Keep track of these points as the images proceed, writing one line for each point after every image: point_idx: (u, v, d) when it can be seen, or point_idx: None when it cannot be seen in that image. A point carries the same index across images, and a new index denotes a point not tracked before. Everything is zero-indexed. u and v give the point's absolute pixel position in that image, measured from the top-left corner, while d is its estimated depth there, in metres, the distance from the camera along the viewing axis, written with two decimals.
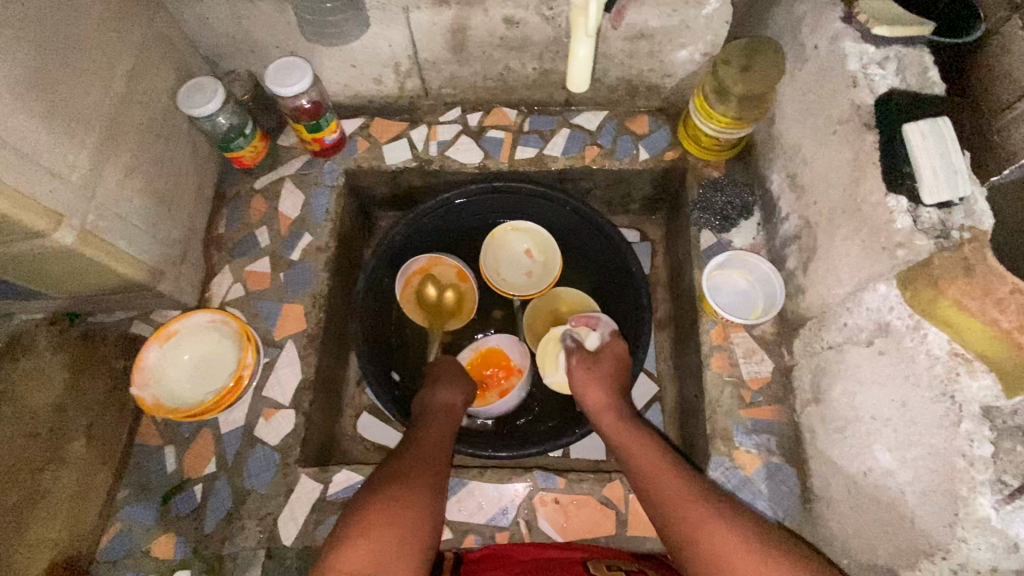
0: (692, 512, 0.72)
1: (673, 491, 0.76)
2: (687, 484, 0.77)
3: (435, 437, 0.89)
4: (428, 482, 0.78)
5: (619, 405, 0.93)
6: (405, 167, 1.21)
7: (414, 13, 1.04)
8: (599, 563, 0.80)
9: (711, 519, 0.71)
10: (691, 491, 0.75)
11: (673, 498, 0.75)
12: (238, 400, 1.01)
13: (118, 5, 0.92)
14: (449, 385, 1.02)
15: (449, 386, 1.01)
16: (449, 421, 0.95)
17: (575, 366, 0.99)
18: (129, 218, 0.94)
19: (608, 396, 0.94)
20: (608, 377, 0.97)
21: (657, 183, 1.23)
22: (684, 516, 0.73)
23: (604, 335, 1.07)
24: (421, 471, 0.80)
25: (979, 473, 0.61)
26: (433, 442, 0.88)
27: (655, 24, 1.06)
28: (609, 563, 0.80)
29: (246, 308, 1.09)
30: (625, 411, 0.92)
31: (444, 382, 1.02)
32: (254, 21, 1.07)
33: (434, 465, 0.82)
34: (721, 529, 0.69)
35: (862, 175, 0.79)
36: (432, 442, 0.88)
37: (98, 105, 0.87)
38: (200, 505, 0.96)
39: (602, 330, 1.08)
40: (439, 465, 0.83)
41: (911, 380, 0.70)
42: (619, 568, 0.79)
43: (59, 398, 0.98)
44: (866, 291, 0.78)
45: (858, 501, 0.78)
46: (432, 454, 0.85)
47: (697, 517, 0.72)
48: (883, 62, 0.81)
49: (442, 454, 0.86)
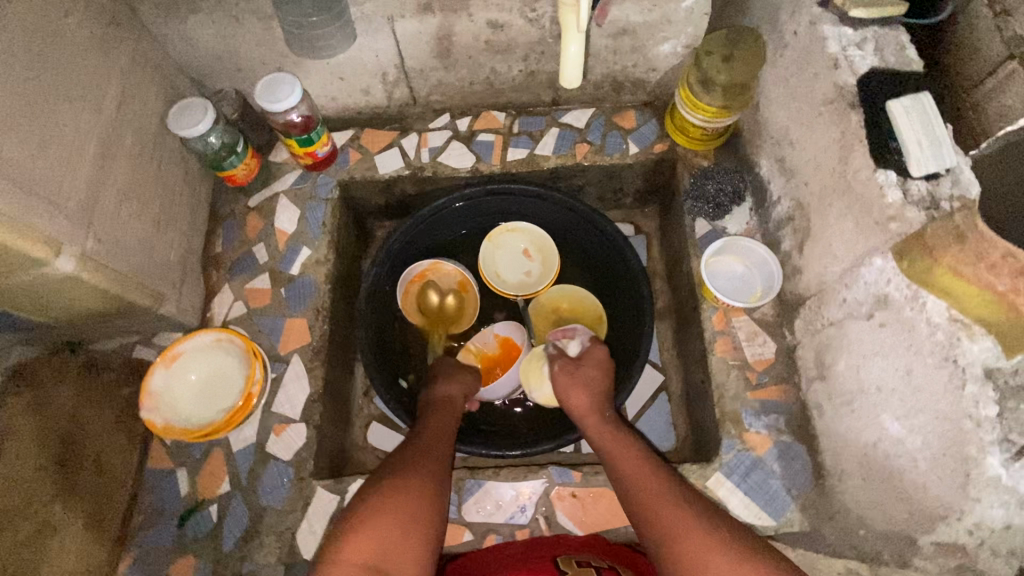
0: (673, 512, 0.74)
1: (657, 492, 0.77)
2: (673, 487, 0.78)
3: (438, 434, 0.89)
4: (429, 479, 0.78)
5: (603, 409, 0.94)
6: (398, 175, 1.22)
7: (399, 22, 1.05)
8: (569, 560, 0.80)
9: (693, 521, 0.72)
10: (675, 492, 0.77)
11: (655, 499, 0.77)
12: (249, 417, 1.01)
13: (103, 32, 0.92)
14: (455, 382, 1.02)
15: (454, 383, 1.02)
16: (451, 417, 0.95)
17: (560, 375, 0.98)
18: (127, 242, 0.93)
19: (594, 401, 0.94)
20: (595, 383, 0.97)
21: (647, 176, 1.25)
22: (666, 517, 0.74)
23: (586, 342, 1.06)
24: (423, 466, 0.80)
25: (987, 433, 0.63)
26: (436, 440, 0.88)
27: (637, 19, 1.08)
28: (580, 559, 0.81)
29: (248, 326, 1.09)
30: (610, 415, 0.93)
31: (448, 378, 1.02)
32: (240, 40, 1.07)
33: (435, 463, 0.82)
34: (700, 530, 0.71)
35: (850, 153, 0.81)
36: (435, 439, 0.88)
37: (89, 130, 0.87)
38: (216, 525, 0.96)
39: (581, 338, 1.07)
40: (441, 463, 0.83)
41: (914, 348, 0.72)
42: (590, 564, 0.80)
43: (65, 427, 0.97)
44: (862, 266, 0.80)
45: (871, 471, 0.79)
46: (434, 450, 0.85)
47: (678, 517, 0.73)
48: (861, 44, 0.83)
49: (444, 450, 0.86)
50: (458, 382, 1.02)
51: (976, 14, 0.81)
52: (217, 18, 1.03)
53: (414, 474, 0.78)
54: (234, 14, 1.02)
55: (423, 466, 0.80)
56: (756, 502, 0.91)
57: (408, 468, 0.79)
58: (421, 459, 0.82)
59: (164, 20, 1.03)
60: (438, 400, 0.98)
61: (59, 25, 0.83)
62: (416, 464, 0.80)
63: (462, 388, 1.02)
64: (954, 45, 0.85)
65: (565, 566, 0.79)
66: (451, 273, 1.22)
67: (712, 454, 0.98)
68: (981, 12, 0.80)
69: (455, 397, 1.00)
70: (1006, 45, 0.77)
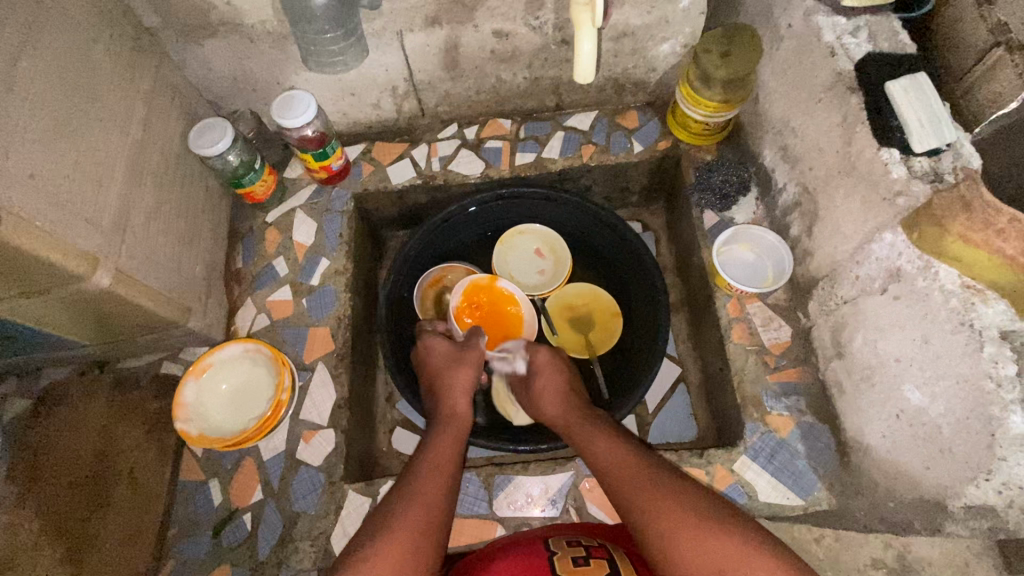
0: (664, 497, 0.73)
1: (648, 476, 0.77)
2: (666, 472, 0.77)
3: (445, 433, 0.89)
4: (438, 487, 0.78)
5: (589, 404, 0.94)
6: (410, 185, 1.25)
7: (409, 36, 1.09)
8: (560, 542, 0.83)
9: (682, 498, 0.72)
10: (668, 479, 0.76)
11: (644, 482, 0.76)
12: (279, 424, 1.03)
13: (128, 58, 0.96)
14: (464, 369, 0.99)
15: (463, 371, 0.99)
16: (463, 409, 0.94)
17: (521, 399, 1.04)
18: (155, 259, 0.96)
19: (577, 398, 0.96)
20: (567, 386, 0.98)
21: (653, 173, 1.28)
22: (657, 501, 0.73)
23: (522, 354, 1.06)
24: (430, 470, 0.81)
25: (1008, 393, 0.65)
26: (444, 439, 0.87)
27: (637, 21, 1.12)
28: (569, 539, 0.84)
29: (272, 336, 1.12)
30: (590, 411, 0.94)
31: (455, 365, 1.00)
32: (255, 60, 1.11)
33: (444, 464, 0.82)
34: (692, 514, 0.70)
35: (853, 135, 0.84)
36: (443, 439, 0.87)
37: (120, 151, 0.90)
38: (250, 533, 0.97)
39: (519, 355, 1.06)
40: (451, 465, 0.83)
41: (929, 317, 0.74)
42: (578, 543, 0.83)
43: (96, 444, 0.99)
44: (873, 242, 0.82)
45: (897, 442, 0.81)
46: (442, 450, 0.85)
47: (669, 501, 0.72)
48: (855, 32, 0.86)
49: (456, 449, 0.86)
50: (467, 369, 0.99)
51: (960, 5, 0.80)
52: (234, 41, 1.07)
53: (420, 483, 0.79)
54: (250, 37, 1.06)
55: (430, 470, 0.81)
56: (783, 482, 0.92)
57: (415, 476, 0.80)
58: (429, 462, 0.82)
59: (183, 45, 1.07)
60: (447, 389, 0.97)
61: (89, 52, 0.87)
62: (423, 469, 0.81)
63: (473, 372, 1.00)
64: (944, 38, 0.83)
65: (555, 547, 0.82)
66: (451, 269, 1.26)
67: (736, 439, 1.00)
68: (965, 3, 0.79)
69: (468, 384, 0.97)
70: (991, 34, 0.76)
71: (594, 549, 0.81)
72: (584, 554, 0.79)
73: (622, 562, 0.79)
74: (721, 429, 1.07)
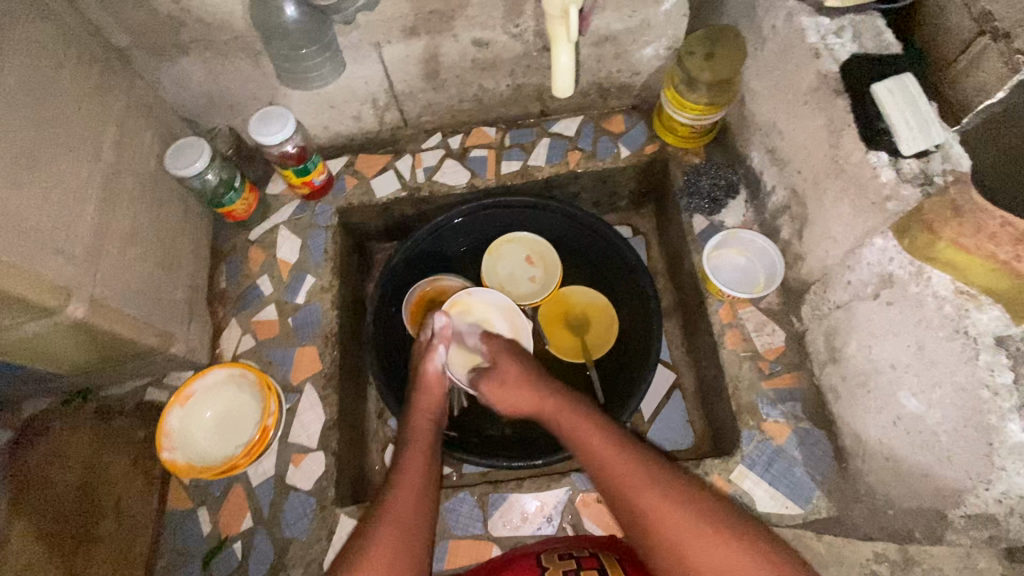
0: (649, 499, 0.72)
1: (632, 476, 0.75)
2: (642, 464, 0.76)
3: (416, 448, 0.87)
4: (414, 505, 0.79)
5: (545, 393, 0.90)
6: (394, 198, 1.23)
7: (387, 47, 1.07)
8: (552, 555, 0.83)
9: (666, 498, 0.72)
10: (646, 470, 0.75)
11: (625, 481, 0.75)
12: (266, 450, 1.01)
13: (97, 79, 0.94)
14: (427, 391, 0.96)
15: (425, 401, 0.96)
16: (425, 423, 0.92)
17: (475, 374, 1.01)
18: (133, 286, 0.94)
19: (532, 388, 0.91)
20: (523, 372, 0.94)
21: (640, 177, 1.26)
22: (643, 502, 0.73)
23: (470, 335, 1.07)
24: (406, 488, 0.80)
25: (1004, 401, 0.65)
26: (415, 458, 0.85)
27: (618, 26, 1.10)
28: (560, 552, 0.83)
29: (259, 358, 1.09)
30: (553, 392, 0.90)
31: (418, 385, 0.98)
32: (231, 77, 1.09)
33: (418, 484, 0.81)
34: (681, 511, 0.71)
35: (839, 139, 0.83)
36: (415, 456, 0.86)
37: (91, 178, 0.88)
38: (242, 561, 0.95)
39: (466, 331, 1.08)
40: (426, 486, 0.82)
41: (923, 323, 0.73)
42: (570, 555, 0.82)
43: (81, 475, 0.96)
44: (864, 248, 0.81)
45: (895, 450, 0.80)
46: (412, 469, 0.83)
47: (649, 500, 0.72)
48: (839, 32, 0.85)
49: (429, 464, 0.85)
50: (431, 389, 0.96)
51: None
52: (208, 58, 1.04)
53: (398, 505, 0.78)
54: (225, 53, 1.03)
55: (409, 492, 0.80)
56: (781, 491, 0.91)
57: (392, 497, 0.79)
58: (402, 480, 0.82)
59: (155, 63, 1.04)
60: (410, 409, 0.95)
61: (54, 76, 0.85)
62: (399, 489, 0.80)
63: (438, 394, 0.97)
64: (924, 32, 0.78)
65: (547, 562, 0.81)
66: (431, 292, 1.21)
67: (733, 447, 0.98)
68: None
69: (430, 401, 0.95)
70: (976, 21, 0.70)
71: (585, 560, 0.80)
72: (574, 567, 0.78)
73: (613, 570, 0.78)
74: (718, 437, 1.06)
